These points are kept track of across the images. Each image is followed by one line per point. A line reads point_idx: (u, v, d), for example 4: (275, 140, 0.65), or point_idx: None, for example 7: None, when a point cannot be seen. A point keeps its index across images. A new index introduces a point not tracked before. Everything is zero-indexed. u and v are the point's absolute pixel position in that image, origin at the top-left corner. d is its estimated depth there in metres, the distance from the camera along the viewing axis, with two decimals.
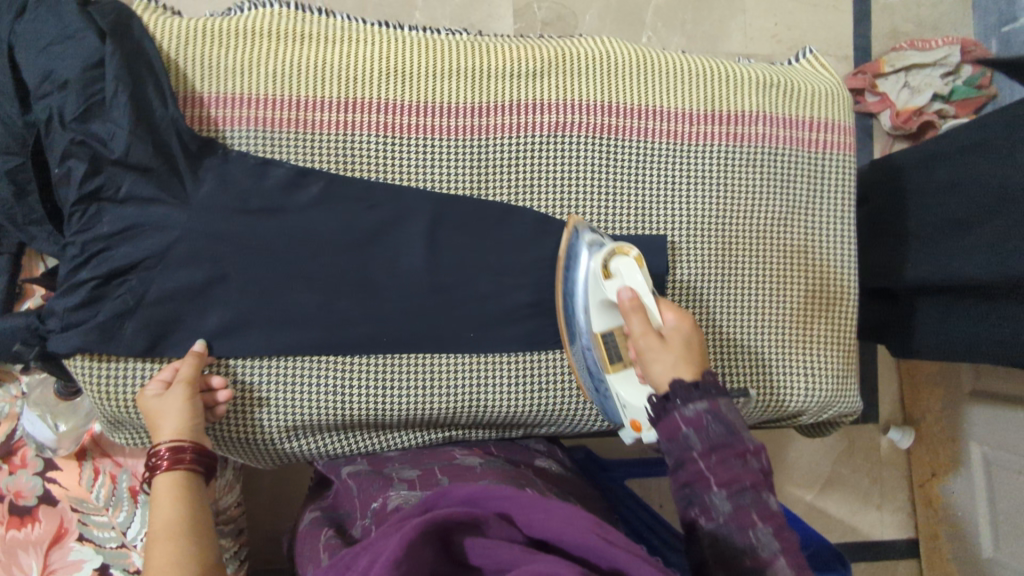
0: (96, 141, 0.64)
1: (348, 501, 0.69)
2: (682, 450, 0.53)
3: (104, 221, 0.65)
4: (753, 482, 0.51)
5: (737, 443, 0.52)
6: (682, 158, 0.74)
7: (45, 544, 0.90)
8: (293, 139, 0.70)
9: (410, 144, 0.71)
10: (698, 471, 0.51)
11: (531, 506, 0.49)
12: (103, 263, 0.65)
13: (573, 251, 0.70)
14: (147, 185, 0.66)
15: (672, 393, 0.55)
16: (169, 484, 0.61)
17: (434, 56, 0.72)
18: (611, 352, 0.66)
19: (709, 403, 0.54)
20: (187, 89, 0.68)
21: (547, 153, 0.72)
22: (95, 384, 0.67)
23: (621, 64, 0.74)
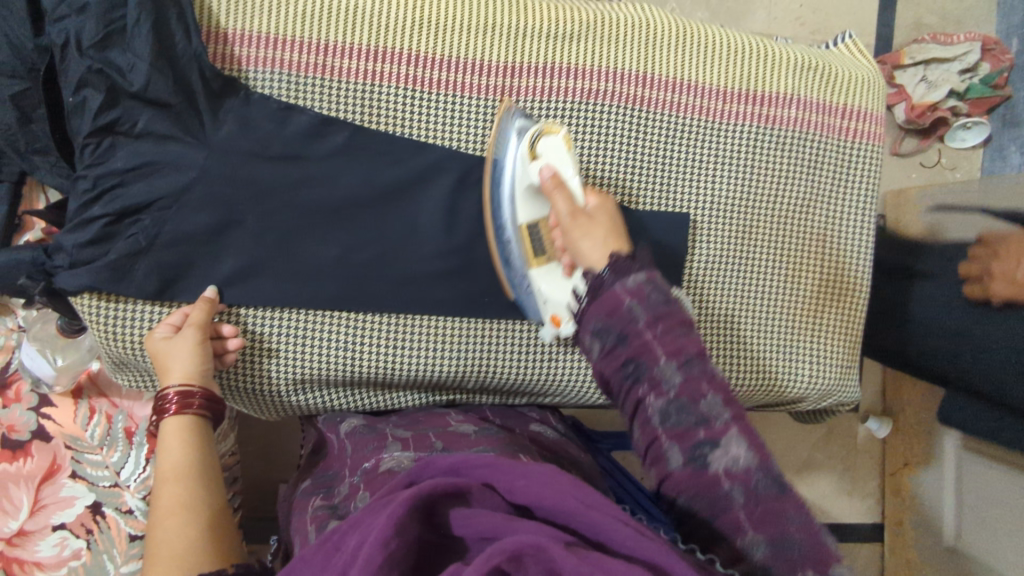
0: (115, 71, 0.61)
1: (339, 460, 0.69)
2: (625, 325, 0.51)
3: (118, 155, 0.63)
4: (698, 350, 0.50)
5: (677, 310, 0.51)
6: (712, 137, 0.73)
7: (37, 478, 0.89)
8: (318, 84, 0.67)
9: (439, 99, 0.69)
10: (645, 343, 0.50)
11: (512, 472, 0.49)
12: (115, 200, 0.63)
13: (500, 137, 0.67)
14: (165, 121, 0.64)
15: (610, 269, 0.53)
16: (178, 426, 0.60)
17: (469, 8, 0.69)
18: (535, 245, 0.66)
19: (647, 274, 0.52)
20: (211, 21, 0.65)
21: (578, 120, 0.71)
22: (101, 324, 0.65)
23: (661, 32, 0.72)
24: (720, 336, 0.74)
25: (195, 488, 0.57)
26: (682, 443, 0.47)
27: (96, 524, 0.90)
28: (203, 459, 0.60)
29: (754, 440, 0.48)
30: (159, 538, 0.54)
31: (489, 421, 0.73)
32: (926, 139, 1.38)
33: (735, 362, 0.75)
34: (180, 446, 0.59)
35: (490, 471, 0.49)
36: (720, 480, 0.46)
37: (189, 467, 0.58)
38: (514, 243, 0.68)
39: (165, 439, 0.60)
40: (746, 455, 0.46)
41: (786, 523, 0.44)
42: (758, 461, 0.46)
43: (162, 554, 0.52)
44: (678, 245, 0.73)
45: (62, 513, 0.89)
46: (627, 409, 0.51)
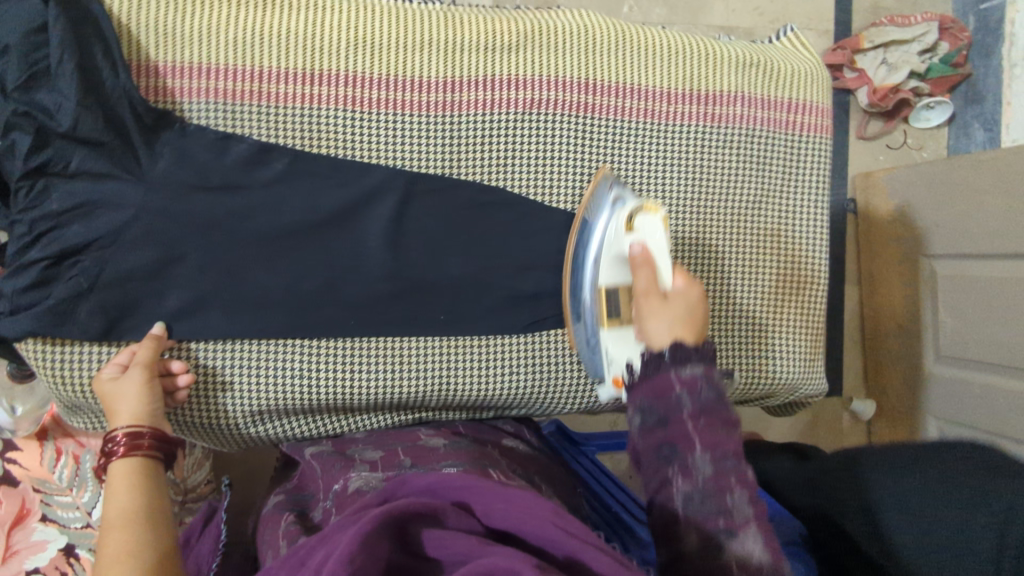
0: (42, 112, 0.60)
1: (311, 479, 0.68)
2: (669, 411, 0.50)
3: (53, 197, 0.62)
4: (737, 451, 0.49)
5: (724, 411, 0.50)
6: (659, 139, 0.73)
7: (6, 525, 0.88)
8: (256, 112, 0.66)
9: (379, 118, 0.68)
10: (685, 433, 0.49)
11: (492, 495, 0.48)
12: (53, 243, 0.62)
13: (596, 202, 0.69)
14: (98, 159, 0.63)
15: (670, 353, 0.53)
16: (126, 470, 0.59)
17: (402, 26, 0.68)
18: (611, 306, 0.65)
19: (706, 368, 0.51)
20: (140, 55, 0.64)
21: (521, 130, 0.70)
22: (48, 369, 0.64)
23: (599, 38, 0.71)
24: None
25: (140, 533, 0.55)
26: (699, 529, 0.47)
27: (71, 567, 0.89)
28: (149, 501, 0.58)
29: (769, 537, 0.47)
30: None
31: (459, 435, 0.72)
32: (890, 121, 1.38)
33: None
34: (128, 491, 0.58)
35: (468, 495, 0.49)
36: (730, 568, 0.45)
37: (133, 511, 0.56)
38: (591, 303, 0.68)
39: (112, 483, 0.59)
40: (761, 554, 0.45)
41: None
42: (773, 563, 0.45)
43: None
44: None
45: (35, 557, 0.88)
46: (653, 484, 0.50)
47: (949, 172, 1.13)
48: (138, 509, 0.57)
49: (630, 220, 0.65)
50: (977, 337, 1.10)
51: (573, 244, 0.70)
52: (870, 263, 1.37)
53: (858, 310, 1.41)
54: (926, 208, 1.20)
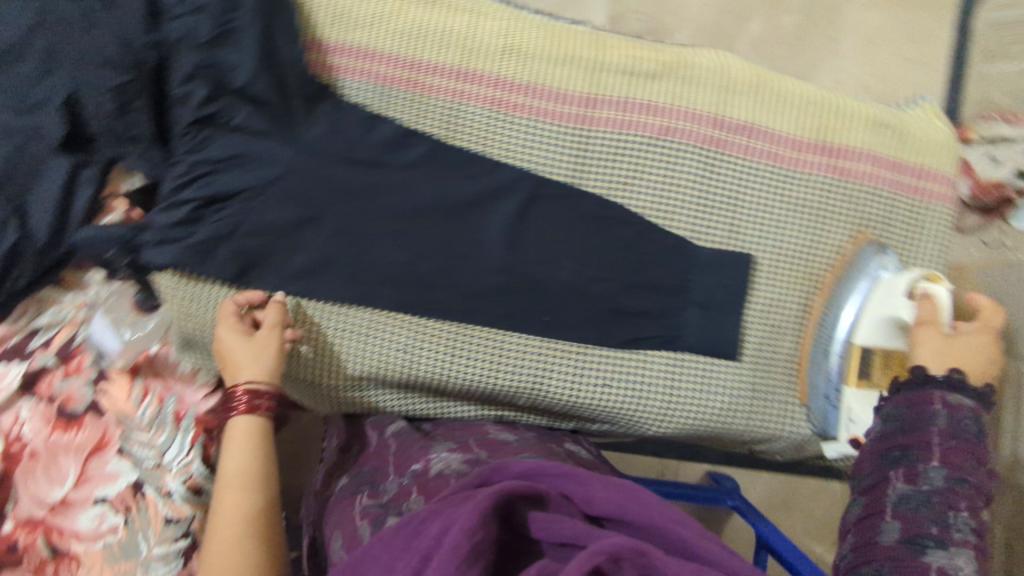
0: (222, 68, 0.66)
1: (379, 459, 0.70)
2: (922, 419, 0.59)
3: (213, 146, 0.67)
4: (974, 480, 0.57)
5: (972, 444, 0.58)
6: (783, 183, 0.74)
7: (86, 451, 0.91)
8: (408, 99, 0.70)
9: (518, 122, 0.71)
10: (929, 445, 0.58)
11: (593, 484, 0.49)
12: (206, 187, 0.67)
13: (860, 262, 0.73)
14: (260, 118, 0.67)
15: (946, 378, 0.60)
16: (246, 425, 0.65)
17: (553, 40, 0.72)
18: (865, 366, 0.71)
19: (974, 406, 0.60)
20: (316, 34, 0.70)
21: (651, 155, 0.72)
22: (178, 301, 0.69)
23: (739, 79, 0.74)
24: (774, 380, 0.74)
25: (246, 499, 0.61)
26: (904, 529, 0.55)
27: (135, 503, 0.91)
28: (258, 464, 0.64)
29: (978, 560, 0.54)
30: (217, 542, 0.59)
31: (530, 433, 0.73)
32: None
33: (783, 407, 0.74)
34: (243, 455, 0.63)
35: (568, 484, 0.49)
36: (929, 570, 0.52)
37: (247, 477, 0.62)
38: (839, 360, 0.73)
39: (232, 437, 0.65)
40: (968, 568, 0.52)
41: None
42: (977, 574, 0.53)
43: (215, 561, 0.57)
44: (739, 283, 0.73)
45: (105, 487, 0.91)
46: (868, 482, 0.60)
47: None
48: (255, 477, 0.62)
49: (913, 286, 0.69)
50: None
51: (818, 312, 0.74)
52: None
53: None
54: None
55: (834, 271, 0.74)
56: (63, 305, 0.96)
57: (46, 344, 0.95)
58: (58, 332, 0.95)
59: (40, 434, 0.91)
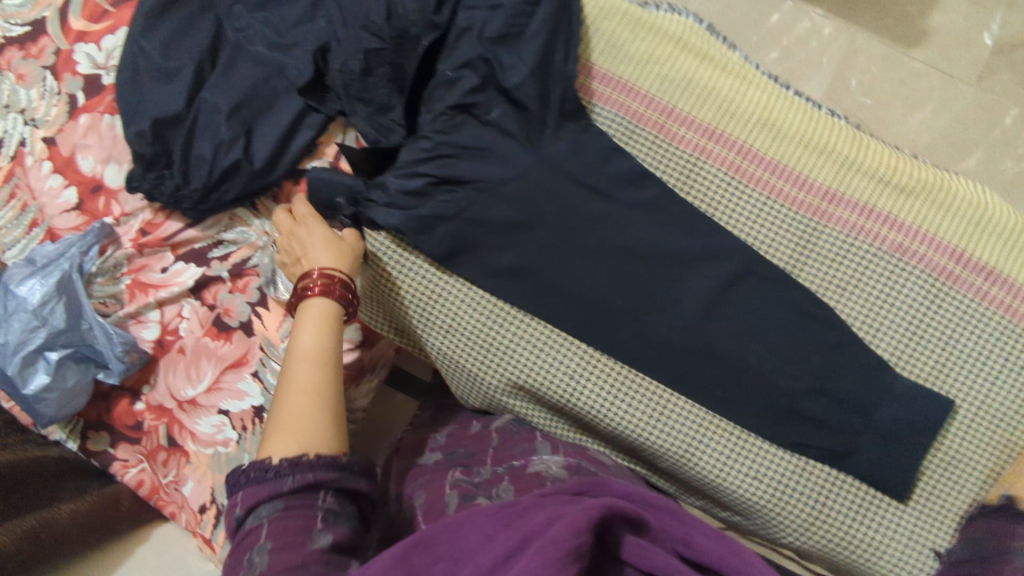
0: (498, 65, 0.67)
1: (478, 444, 0.70)
2: None
3: (463, 133, 0.69)
4: None
5: None
6: (1010, 340, 0.69)
7: (225, 362, 0.99)
8: (651, 140, 0.71)
9: (752, 195, 0.70)
10: None
11: (693, 525, 0.48)
12: (445, 168, 0.69)
13: None
14: (514, 120, 0.69)
15: None
16: (321, 306, 0.64)
17: (812, 127, 0.71)
18: None
19: None
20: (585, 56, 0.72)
21: (877, 266, 0.69)
22: (381, 261, 0.72)
23: (994, 219, 0.70)
24: (932, 536, 0.69)
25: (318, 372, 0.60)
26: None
27: (252, 425, 0.97)
28: (330, 342, 0.62)
29: None
30: (287, 412, 0.57)
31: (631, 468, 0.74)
32: None
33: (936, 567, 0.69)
34: (317, 329, 0.63)
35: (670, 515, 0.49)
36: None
37: (325, 349, 0.62)
38: None
39: (304, 317, 0.64)
40: None
41: None
42: None
43: (287, 429, 0.56)
44: (931, 424, 0.68)
45: (230, 401, 0.98)
46: None
47: None
48: (328, 348, 0.62)
49: None
50: None
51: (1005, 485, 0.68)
52: None
53: None
54: None
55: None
56: (249, 227, 1.03)
57: (225, 257, 1.03)
58: (238, 250, 1.03)
59: (193, 334, 1.01)
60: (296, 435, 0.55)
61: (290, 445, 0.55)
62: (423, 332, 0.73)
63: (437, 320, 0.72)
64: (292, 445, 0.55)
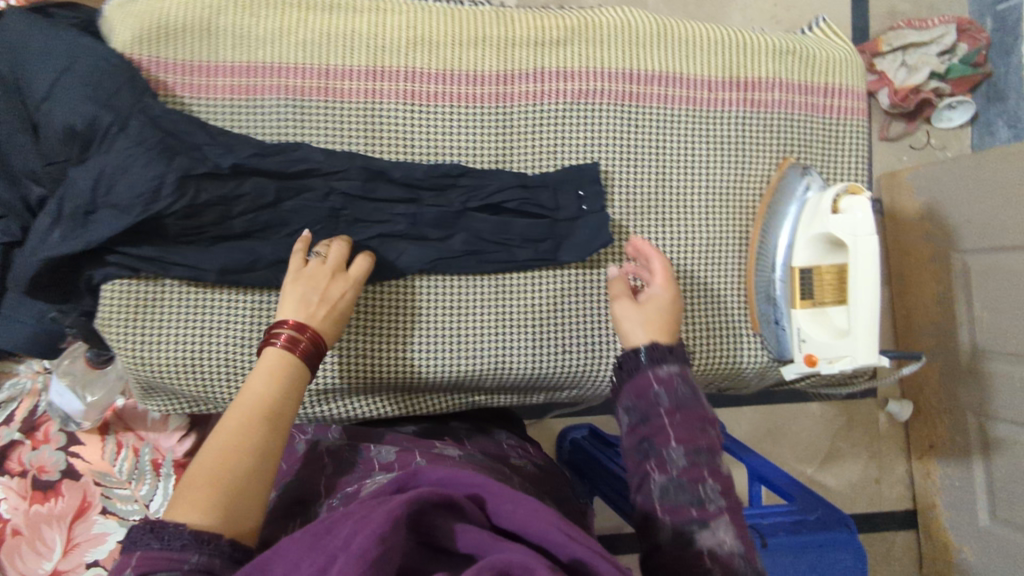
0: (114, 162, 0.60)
1: (311, 470, 0.65)
2: (650, 407, 0.57)
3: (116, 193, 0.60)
4: (710, 446, 0.56)
5: (698, 407, 0.57)
6: (697, 121, 0.74)
7: (68, 518, 0.89)
8: (279, 105, 0.68)
9: (436, 110, 0.71)
10: (662, 425, 0.56)
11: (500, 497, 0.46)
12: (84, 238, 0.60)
13: (786, 190, 0.73)
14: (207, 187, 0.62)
15: (648, 353, 0.60)
16: None
17: (457, 26, 0.71)
18: (804, 287, 0.70)
19: (680, 367, 0.59)
20: (148, 60, 0.66)
21: (572, 119, 0.72)
22: (127, 351, 0.66)
23: (645, 32, 0.74)
24: (727, 316, 0.74)
25: None
26: (674, 517, 0.52)
27: None
28: None
29: (740, 529, 0.52)
30: None
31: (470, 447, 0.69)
32: (912, 122, 1.36)
33: (721, 342, 0.74)
34: None
35: (479, 484, 0.47)
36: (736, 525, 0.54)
37: (284, 405, 0.54)
38: (782, 284, 0.73)
39: None
40: (731, 541, 0.51)
41: (698, 437, 0.56)
42: (742, 550, 0.51)
43: None
44: (661, 233, 0.73)
45: (94, 550, 0.89)
46: (677, 402, 0.57)
47: (977, 168, 1.15)
48: None
49: (837, 201, 0.68)
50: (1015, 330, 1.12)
51: (757, 240, 0.74)
52: (899, 260, 1.37)
53: (889, 312, 1.41)
54: (956, 205, 1.22)
55: (764, 202, 0.75)
56: (18, 376, 0.95)
57: (8, 419, 0.93)
58: (19, 404, 0.94)
59: (18, 511, 0.89)
60: (213, 499, 0.47)
61: (211, 513, 0.46)
62: (208, 392, 0.68)
63: (213, 373, 0.67)
64: (210, 514, 0.46)
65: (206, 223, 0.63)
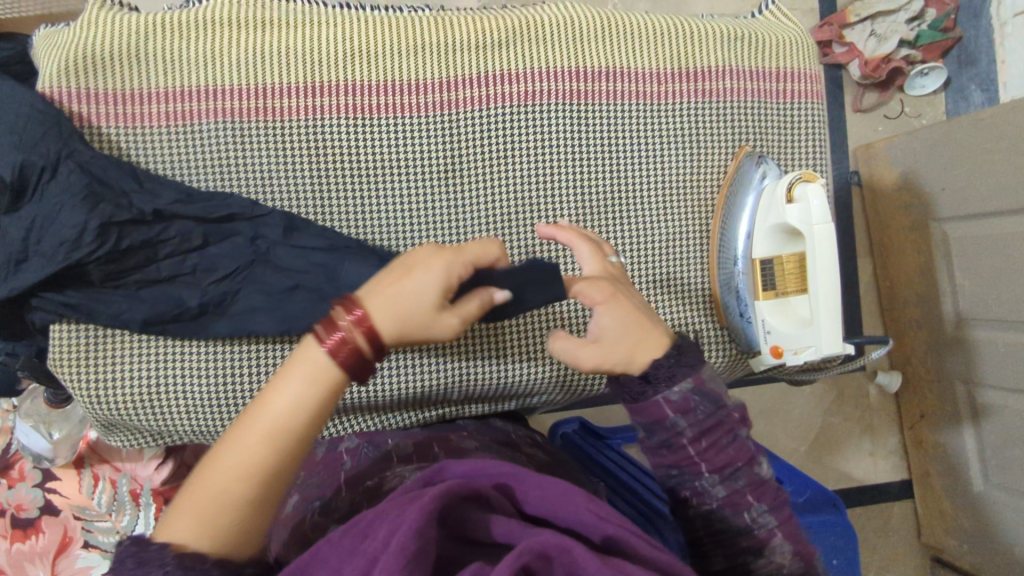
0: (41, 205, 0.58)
1: (327, 470, 0.64)
2: (671, 436, 0.53)
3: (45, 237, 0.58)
4: (743, 460, 0.53)
5: (722, 417, 0.53)
6: (649, 115, 0.73)
7: (51, 554, 0.88)
8: (218, 130, 0.67)
9: (380, 123, 0.69)
10: (689, 457, 0.53)
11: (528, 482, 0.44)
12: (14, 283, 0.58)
13: (743, 178, 0.72)
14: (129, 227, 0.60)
15: (650, 375, 0.54)
16: None
17: (396, 34, 0.70)
18: (766, 279, 0.70)
19: (693, 382, 0.54)
20: (76, 94, 0.65)
21: (520, 121, 0.71)
22: (83, 388, 0.65)
23: (587, 27, 0.72)
24: (693, 311, 0.73)
25: None
26: (725, 549, 0.51)
27: None
28: None
29: (794, 543, 0.51)
30: None
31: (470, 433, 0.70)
32: (885, 91, 1.34)
33: (688, 338, 0.73)
34: None
35: (505, 472, 0.44)
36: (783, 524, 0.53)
37: (304, 434, 0.46)
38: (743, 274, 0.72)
39: None
40: (789, 560, 0.50)
41: (732, 468, 0.52)
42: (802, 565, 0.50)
43: None
44: (620, 232, 0.72)
45: None
46: (700, 428, 0.53)
47: (950, 135, 1.14)
48: None
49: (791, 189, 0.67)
50: (996, 294, 1.11)
51: (717, 232, 0.74)
52: (880, 232, 1.36)
53: (872, 285, 1.40)
54: (932, 173, 1.20)
55: (722, 193, 0.74)
56: None
57: None
58: None
59: None
60: (205, 519, 0.43)
61: (199, 535, 0.42)
62: (168, 426, 0.67)
63: (171, 407, 0.66)
64: (198, 536, 0.42)
65: (129, 268, 0.62)
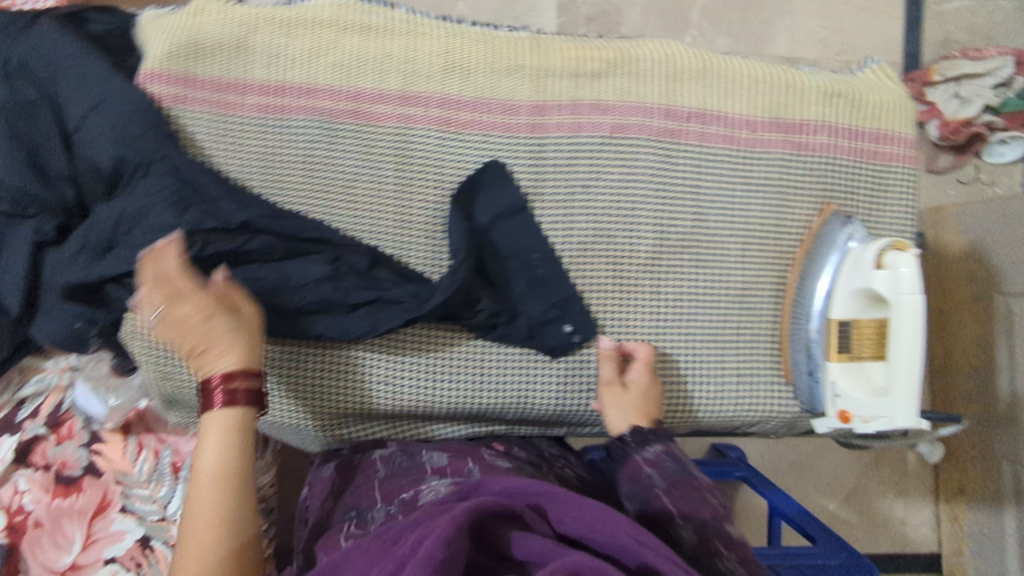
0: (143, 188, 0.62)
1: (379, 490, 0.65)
2: (646, 489, 0.60)
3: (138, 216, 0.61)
4: (711, 513, 0.58)
5: (690, 478, 0.61)
6: (738, 161, 0.72)
7: (89, 513, 0.87)
8: (310, 127, 0.69)
9: (466, 137, 0.70)
10: (664, 505, 0.58)
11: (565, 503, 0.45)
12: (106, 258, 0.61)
13: (827, 237, 0.72)
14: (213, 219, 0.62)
15: (631, 436, 0.65)
16: None
17: (492, 54, 0.71)
18: (842, 341, 0.69)
19: (664, 447, 0.64)
20: (181, 78, 0.67)
21: (607, 152, 0.70)
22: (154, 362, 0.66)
23: (686, 67, 0.72)
24: (758, 362, 0.72)
25: None
26: None
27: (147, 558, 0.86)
28: None
29: None
30: None
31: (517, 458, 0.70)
32: (962, 155, 1.30)
33: (752, 390, 0.72)
34: None
35: (542, 493, 0.47)
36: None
37: None
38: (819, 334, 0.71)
39: None
40: None
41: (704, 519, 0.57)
42: None
43: None
44: (694, 274, 0.72)
45: (113, 547, 0.87)
46: (672, 481, 0.60)
47: None
48: None
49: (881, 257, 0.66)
50: None
51: (794, 286, 0.73)
52: (939, 297, 1.32)
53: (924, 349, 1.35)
54: (1000, 245, 1.17)
55: (805, 247, 0.73)
56: (45, 371, 0.94)
57: (34, 414, 0.91)
58: (46, 399, 0.93)
59: (40, 503, 0.86)
60: None
61: None
62: None
63: None
64: None
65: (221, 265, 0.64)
